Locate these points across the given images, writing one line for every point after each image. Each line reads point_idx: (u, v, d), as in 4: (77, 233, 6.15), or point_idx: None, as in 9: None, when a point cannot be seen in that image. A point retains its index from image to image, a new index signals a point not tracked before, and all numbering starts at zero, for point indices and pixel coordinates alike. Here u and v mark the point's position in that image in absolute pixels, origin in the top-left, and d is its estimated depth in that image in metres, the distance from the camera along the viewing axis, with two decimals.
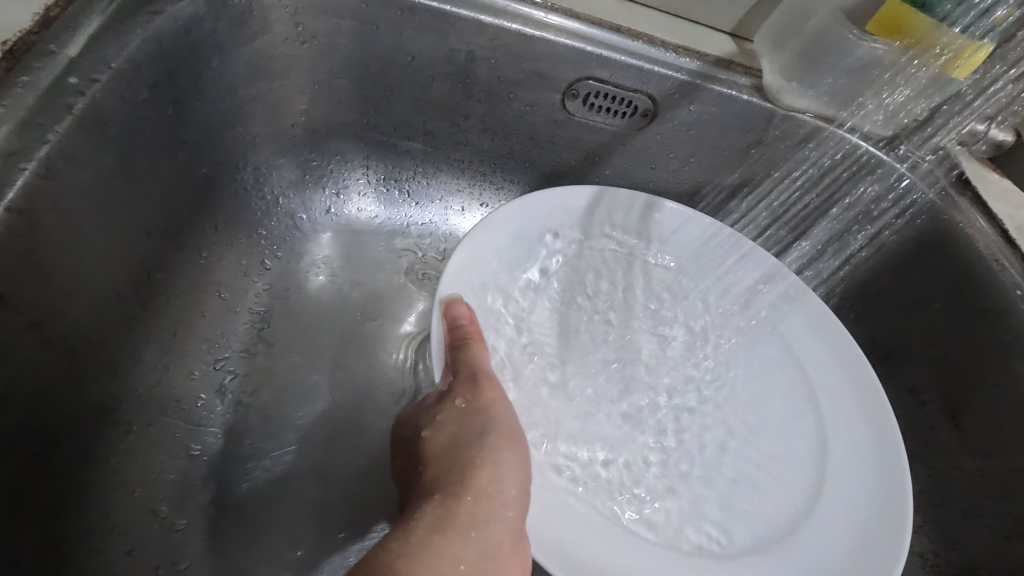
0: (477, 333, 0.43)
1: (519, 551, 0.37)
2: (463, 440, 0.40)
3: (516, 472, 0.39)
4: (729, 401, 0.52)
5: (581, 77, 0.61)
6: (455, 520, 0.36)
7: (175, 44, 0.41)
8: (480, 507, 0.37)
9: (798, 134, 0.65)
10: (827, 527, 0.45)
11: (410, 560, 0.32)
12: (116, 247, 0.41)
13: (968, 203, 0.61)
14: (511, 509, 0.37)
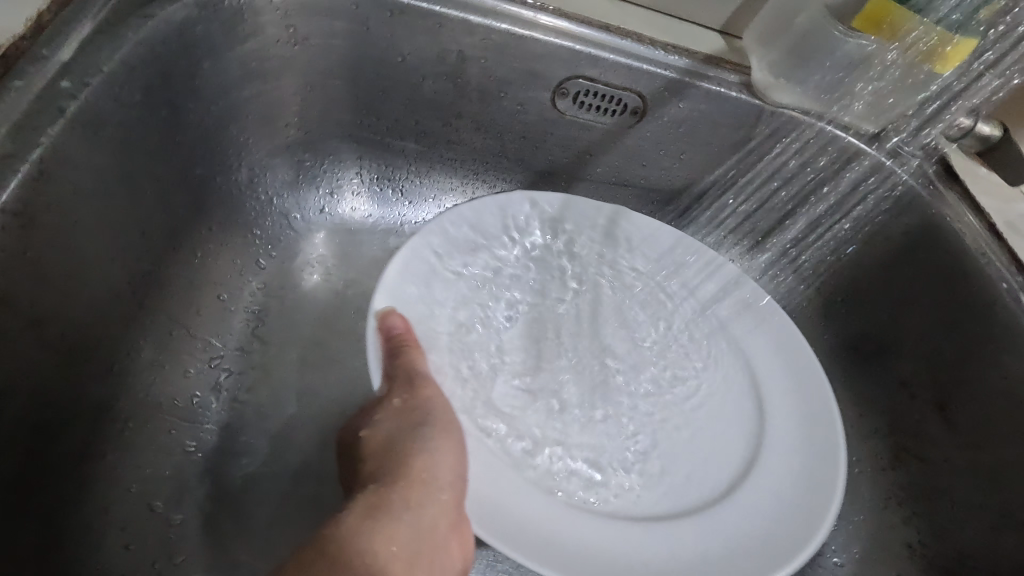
0: (412, 342, 0.43)
1: (458, 530, 0.37)
2: (399, 434, 0.40)
3: (452, 459, 0.39)
4: (679, 386, 0.54)
5: (571, 75, 0.61)
6: (387, 506, 0.36)
7: (167, 47, 0.42)
8: (418, 493, 0.37)
9: (786, 130, 0.66)
10: (760, 495, 0.46)
11: (338, 546, 0.32)
12: (112, 248, 0.42)
13: (954, 198, 0.62)
14: (446, 493, 0.37)
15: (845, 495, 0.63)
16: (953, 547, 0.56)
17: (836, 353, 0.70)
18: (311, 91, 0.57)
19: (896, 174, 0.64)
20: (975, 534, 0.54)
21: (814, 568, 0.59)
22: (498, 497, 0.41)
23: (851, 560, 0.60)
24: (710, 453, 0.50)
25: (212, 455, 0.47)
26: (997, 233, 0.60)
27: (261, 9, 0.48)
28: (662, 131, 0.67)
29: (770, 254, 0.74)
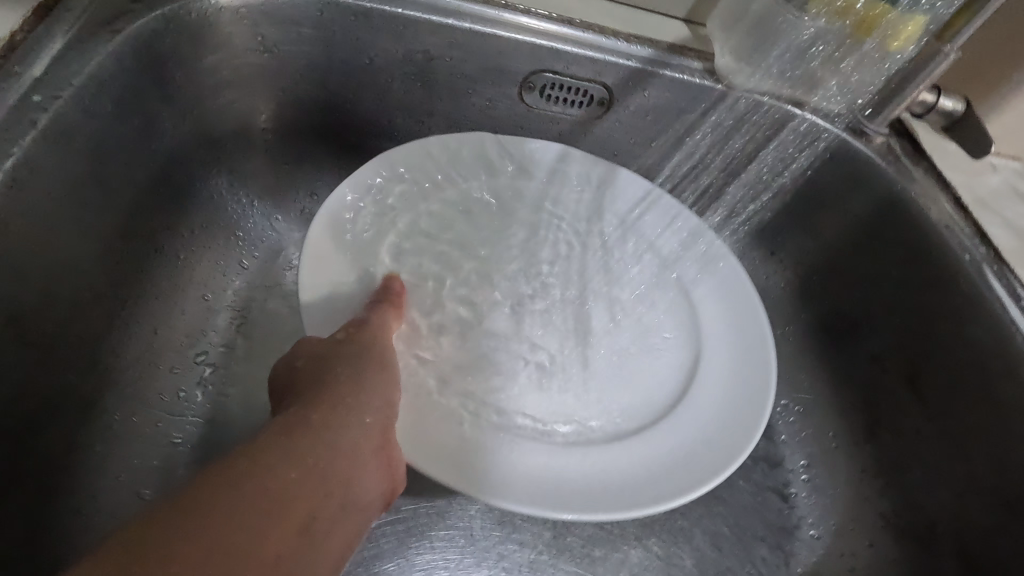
0: (374, 294, 0.48)
1: (382, 452, 0.38)
2: (336, 361, 0.41)
3: (383, 388, 0.41)
4: (626, 325, 0.56)
5: (536, 70, 0.63)
6: (306, 424, 0.36)
7: (136, 59, 0.45)
8: (343, 415, 0.38)
9: (753, 114, 0.67)
10: (696, 413, 0.49)
11: (251, 458, 0.32)
12: (92, 251, 0.44)
13: (922, 172, 0.64)
14: (370, 418, 0.39)
15: (821, 469, 0.64)
16: (922, 514, 0.57)
17: (812, 331, 0.70)
18: (284, 95, 0.59)
19: (867, 154, 0.65)
20: (943, 501, 0.55)
21: (790, 540, 0.60)
22: (433, 426, 0.44)
23: (826, 532, 0.61)
24: (648, 385, 0.52)
25: (197, 446, 0.49)
26: (963, 208, 0.62)
27: (228, 20, 0.51)
28: (630, 120, 0.68)
29: (747, 237, 0.75)
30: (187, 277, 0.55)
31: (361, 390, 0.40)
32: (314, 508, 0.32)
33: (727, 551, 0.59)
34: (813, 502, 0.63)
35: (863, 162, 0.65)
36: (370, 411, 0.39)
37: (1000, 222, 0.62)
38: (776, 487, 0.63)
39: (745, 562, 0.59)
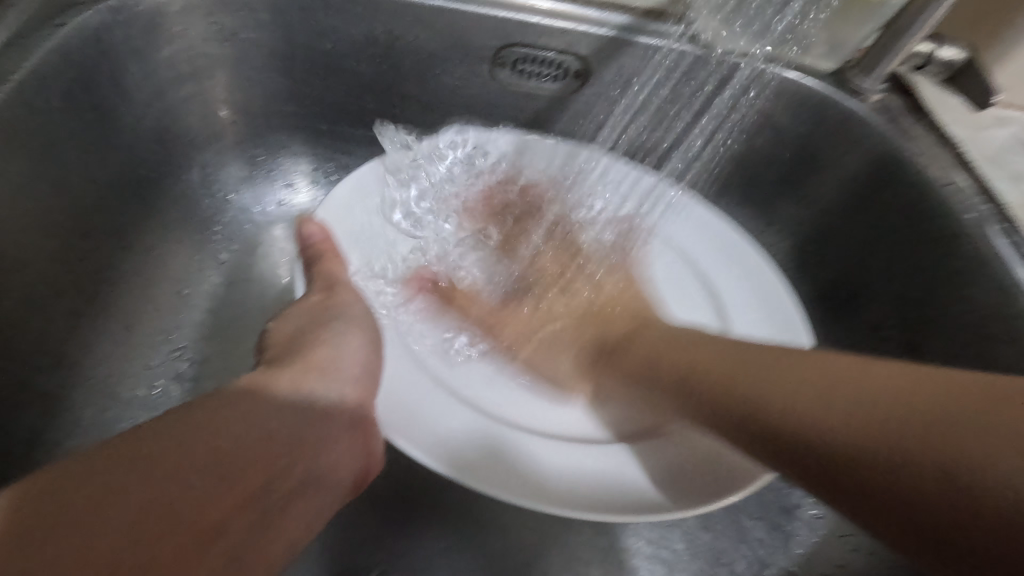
0: (331, 248, 0.51)
1: (358, 429, 0.42)
2: (311, 326, 0.45)
3: (363, 355, 0.45)
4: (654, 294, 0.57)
5: (505, 43, 0.60)
6: (273, 379, 0.39)
7: (83, 53, 0.45)
8: (317, 382, 0.41)
9: (739, 81, 0.63)
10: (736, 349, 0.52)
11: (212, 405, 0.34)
12: (47, 248, 0.44)
13: (922, 130, 0.60)
14: (348, 386, 0.42)
15: None
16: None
17: (812, 303, 0.68)
18: (251, 87, 0.58)
19: (860, 113, 0.61)
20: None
21: (788, 519, 0.58)
22: (429, 423, 0.45)
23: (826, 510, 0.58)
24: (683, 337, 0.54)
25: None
26: (966, 162, 0.58)
27: (180, 10, 0.50)
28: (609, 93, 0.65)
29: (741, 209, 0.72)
30: (161, 273, 0.55)
31: (338, 358, 0.43)
32: (278, 470, 0.35)
33: (720, 531, 0.57)
34: None
35: (857, 121, 0.61)
36: (345, 379, 0.42)
37: (1005, 176, 0.59)
38: None
39: (739, 542, 0.57)
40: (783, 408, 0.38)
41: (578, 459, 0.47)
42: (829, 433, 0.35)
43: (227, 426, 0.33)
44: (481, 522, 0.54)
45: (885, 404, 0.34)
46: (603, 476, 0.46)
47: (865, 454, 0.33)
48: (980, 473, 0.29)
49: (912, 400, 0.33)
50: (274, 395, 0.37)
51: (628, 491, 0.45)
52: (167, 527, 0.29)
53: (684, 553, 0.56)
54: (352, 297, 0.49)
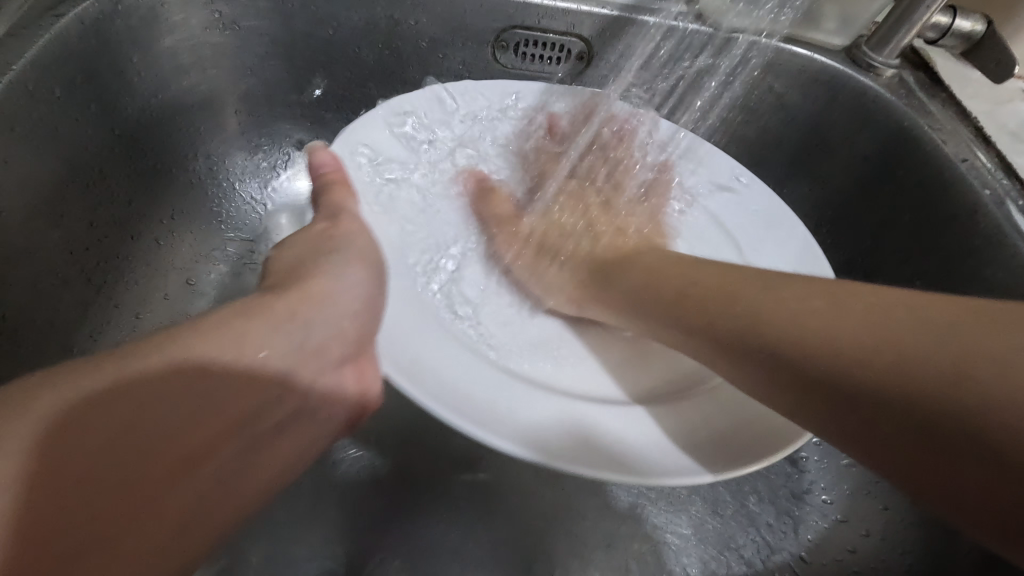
0: (341, 179, 0.45)
1: (352, 364, 0.40)
2: (309, 256, 0.40)
3: (366, 291, 0.40)
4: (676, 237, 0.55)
5: (507, 26, 0.60)
6: (269, 307, 0.36)
7: (85, 42, 0.45)
8: (312, 313, 0.37)
9: (748, 59, 0.61)
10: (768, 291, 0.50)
11: (201, 333, 0.32)
12: (52, 237, 0.45)
13: (939, 105, 0.58)
14: (347, 319, 0.39)
15: None
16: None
17: None
18: (253, 76, 0.58)
19: (874, 90, 0.59)
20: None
21: (799, 506, 0.57)
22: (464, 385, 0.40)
23: (838, 496, 0.57)
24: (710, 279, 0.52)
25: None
26: (985, 137, 0.56)
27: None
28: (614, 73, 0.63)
29: None
30: (167, 262, 0.56)
31: (336, 292, 0.39)
32: (257, 410, 0.34)
33: (729, 517, 0.56)
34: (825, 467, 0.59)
35: (871, 97, 0.59)
36: (340, 315, 0.39)
37: None
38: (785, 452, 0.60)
39: (749, 528, 0.56)
40: (816, 340, 0.34)
41: (622, 416, 0.42)
42: (862, 368, 0.31)
43: (204, 357, 0.31)
44: (487, 508, 0.54)
45: (931, 342, 0.30)
46: (645, 433, 0.41)
47: (905, 406, 0.29)
48: (1000, 417, 0.27)
49: (960, 345, 0.29)
50: (262, 323, 0.35)
51: (672, 448, 0.41)
52: (118, 461, 0.28)
53: (692, 539, 0.55)
54: (358, 226, 0.43)
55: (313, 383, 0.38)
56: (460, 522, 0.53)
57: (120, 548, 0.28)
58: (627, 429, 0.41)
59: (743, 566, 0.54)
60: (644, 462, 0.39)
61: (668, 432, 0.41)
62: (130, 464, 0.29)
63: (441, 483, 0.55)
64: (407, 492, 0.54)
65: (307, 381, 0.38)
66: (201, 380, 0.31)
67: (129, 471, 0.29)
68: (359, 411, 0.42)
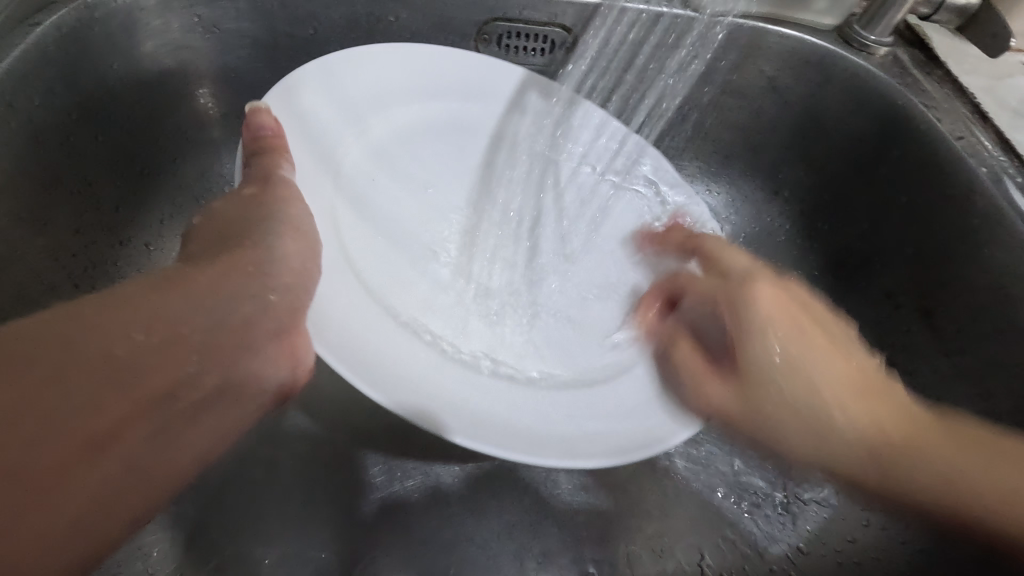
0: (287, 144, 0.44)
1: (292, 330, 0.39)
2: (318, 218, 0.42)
3: (293, 259, 0.40)
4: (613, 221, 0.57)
5: (488, 18, 0.59)
6: (185, 277, 0.35)
7: (63, 50, 0.46)
8: (250, 275, 0.38)
9: (736, 43, 0.60)
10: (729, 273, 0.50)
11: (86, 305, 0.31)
12: (37, 244, 0.46)
13: (935, 83, 0.57)
14: (283, 279, 0.39)
15: None
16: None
17: (822, 273, 0.64)
18: (236, 78, 0.58)
19: (867, 69, 0.58)
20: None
21: (797, 495, 0.56)
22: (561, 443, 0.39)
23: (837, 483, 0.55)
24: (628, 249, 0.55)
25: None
26: (983, 114, 0.55)
27: (158, 3, 0.50)
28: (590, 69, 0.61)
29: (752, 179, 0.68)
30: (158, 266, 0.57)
31: (264, 259, 0.39)
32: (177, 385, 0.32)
33: (725, 508, 0.55)
34: None
35: (865, 77, 0.58)
36: (279, 274, 0.39)
37: None
38: None
39: (744, 517, 0.55)
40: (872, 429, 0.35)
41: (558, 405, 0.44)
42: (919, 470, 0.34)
43: (77, 335, 0.29)
44: (479, 503, 0.53)
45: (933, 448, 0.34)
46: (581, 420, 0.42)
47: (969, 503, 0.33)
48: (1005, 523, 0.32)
49: (986, 476, 0.33)
50: (171, 289, 0.33)
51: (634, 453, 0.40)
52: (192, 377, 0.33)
53: (687, 531, 0.54)
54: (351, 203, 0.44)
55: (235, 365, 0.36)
56: (453, 518, 0.52)
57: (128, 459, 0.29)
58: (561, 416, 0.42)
59: (739, 557, 0.53)
60: (573, 446, 0.40)
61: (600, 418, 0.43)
62: (91, 406, 0.28)
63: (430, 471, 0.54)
64: (400, 487, 0.53)
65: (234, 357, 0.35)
66: (238, 314, 0.36)
67: (194, 387, 0.33)
68: (293, 384, 0.40)
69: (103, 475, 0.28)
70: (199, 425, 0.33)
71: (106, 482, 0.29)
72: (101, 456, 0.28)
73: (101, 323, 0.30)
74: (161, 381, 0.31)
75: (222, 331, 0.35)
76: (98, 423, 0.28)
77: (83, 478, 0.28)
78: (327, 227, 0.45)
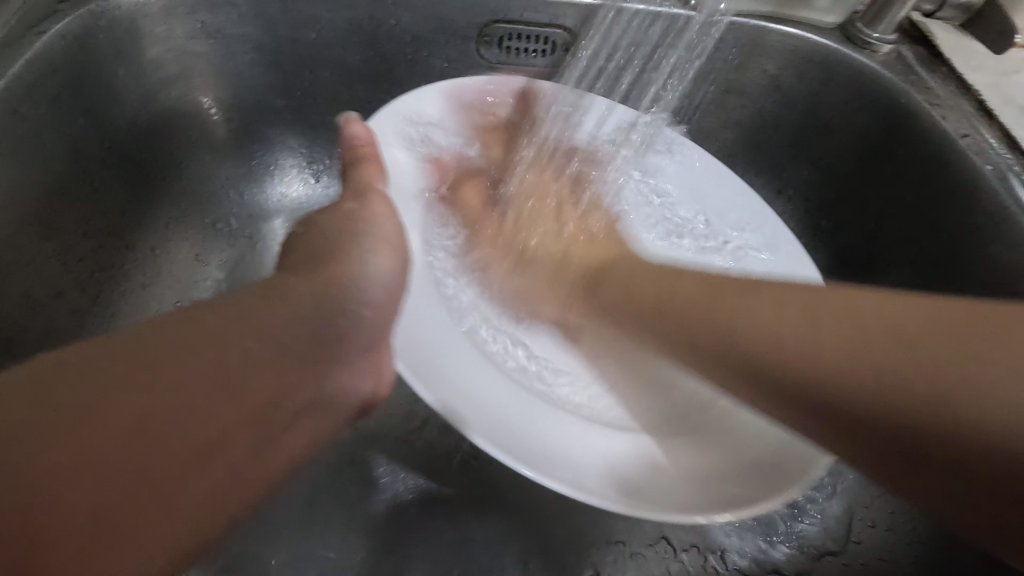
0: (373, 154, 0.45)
1: (369, 356, 0.38)
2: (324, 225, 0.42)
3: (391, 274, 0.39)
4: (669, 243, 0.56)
5: (489, 20, 0.59)
6: (281, 289, 0.33)
7: (69, 57, 0.47)
8: (341, 289, 0.36)
9: (737, 43, 0.59)
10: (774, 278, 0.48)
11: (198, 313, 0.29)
12: (45, 249, 0.47)
13: (940, 80, 0.56)
14: (372, 302, 0.37)
15: None
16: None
17: (826, 272, 0.64)
18: (240, 82, 0.58)
19: (871, 67, 0.57)
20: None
21: (803, 496, 0.55)
22: (556, 459, 0.39)
23: (843, 484, 0.55)
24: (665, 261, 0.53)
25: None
26: (988, 111, 0.54)
27: (162, 9, 0.51)
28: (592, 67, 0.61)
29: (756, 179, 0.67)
30: (165, 271, 0.57)
31: (362, 273, 0.37)
32: (267, 409, 0.31)
33: None
34: None
35: (868, 76, 0.57)
36: (371, 294, 0.37)
37: None
38: None
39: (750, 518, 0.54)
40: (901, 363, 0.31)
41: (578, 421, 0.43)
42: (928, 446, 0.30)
43: (182, 346, 0.28)
44: (485, 505, 0.54)
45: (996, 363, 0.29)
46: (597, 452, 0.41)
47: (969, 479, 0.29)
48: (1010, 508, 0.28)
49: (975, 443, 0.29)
50: (270, 305, 0.32)
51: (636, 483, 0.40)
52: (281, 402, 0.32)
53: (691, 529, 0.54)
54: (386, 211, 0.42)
55: (318, 387, 0.35)
56: (460, 520, 0.53)
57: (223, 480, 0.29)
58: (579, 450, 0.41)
59: (745, 559, 0.53)
60: (573, 464, 0.39)
61: (619, 453, 0.42)
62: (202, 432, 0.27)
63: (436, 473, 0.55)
64: (406, 488, 0.53)
65: (317, 378, 0.34)
66: (329, 335, 0.35)
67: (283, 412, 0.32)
68: (370, 401, 0.40)
69: (203, 491, 0.28)
70: (278, 447, 0.32)
71: (197, 502, 0.28)
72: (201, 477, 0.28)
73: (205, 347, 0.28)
74: (257, 406, 0.30)
75: (308, 352, 0.33)
76: (207, 446, 0.28)
77: (173, 504, 0.27)
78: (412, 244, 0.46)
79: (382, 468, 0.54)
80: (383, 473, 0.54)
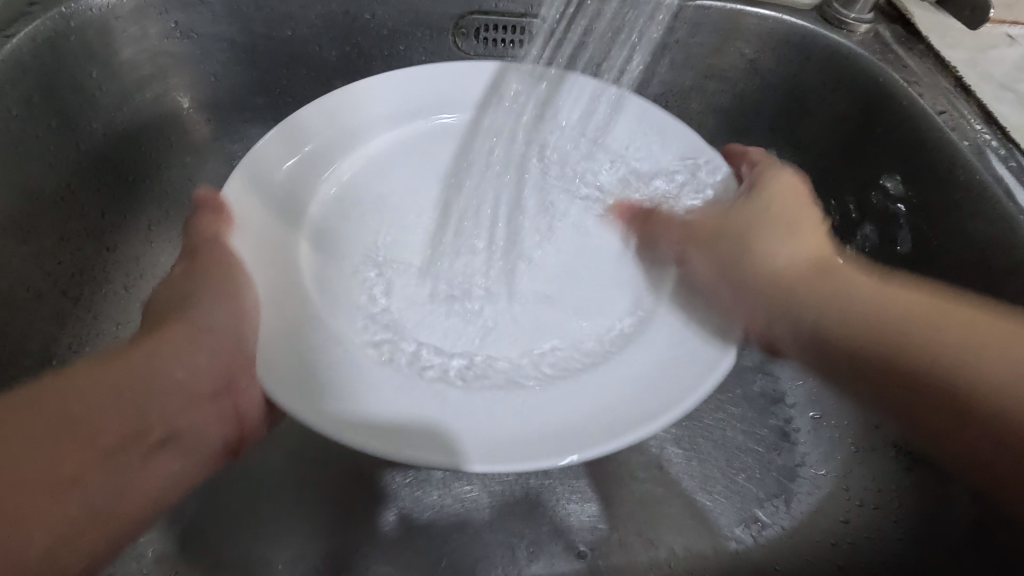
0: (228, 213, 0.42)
1: (222, 401, 0.40)
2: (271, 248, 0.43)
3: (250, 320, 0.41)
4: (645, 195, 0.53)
5: (465, 11, 0.58)
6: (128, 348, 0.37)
7: (40, 61, 0.47)
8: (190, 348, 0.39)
9: (716, 26, 0.59)
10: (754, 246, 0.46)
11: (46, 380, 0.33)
12: (22, 252, 0.47)
13: (917, 58, 0.56)
14: (233, 347, 0.40)
15: (824, 398, 0.58)
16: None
17: None
18: (217, 81, 0.58)
19: (848, 47, 0.57)
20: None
21: (794, 481, 0.55)
22: (489, 433, 0.36)
23: (833, 465, 0.55)
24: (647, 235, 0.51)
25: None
26: (965, 87, 0.54)
27: (134, 10, 0.51)
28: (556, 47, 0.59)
29: None
30: (146, 272, 0.57)
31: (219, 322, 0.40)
32: (121, 445, 0.34)
33: (718, 494, 0.55)
34: (819, 438, 0.57)
35: (845, 56, 0.57)
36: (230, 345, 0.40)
37: (1013, 97, 0.54)
38: (775, 425, 0.58)
39: (750, 510, 0.54)
40: (875, 321, 0.38)
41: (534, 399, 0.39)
42: (919, 362, 0.36)
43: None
44: (486, 506, 0.53)
45: (987, 353, 0.34)
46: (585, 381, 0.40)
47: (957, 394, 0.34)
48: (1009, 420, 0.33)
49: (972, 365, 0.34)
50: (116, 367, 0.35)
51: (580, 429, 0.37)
52: (161, 435, 0.36)
53: (686, 520, 0.54)
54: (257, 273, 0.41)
55: (187, 425, 0.38)
56: (461, 515, 0.52)
57: (104, 483, 0.33)
58: (503, 413, 0.38)
59: (733, 542, 0.53)
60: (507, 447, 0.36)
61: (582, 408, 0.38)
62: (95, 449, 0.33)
63: (439, 473, 0.54)
64: (411, 498, 0.53)
65: (181, 417, 0.37)
66: (187, 383, 0.38)
67: (166, 446, 0.36)
68: (236, 441, 0.41)
69: (102, 493, 0.33)
70: (155, 467, 0.35)
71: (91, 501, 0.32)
72: (91, 486, 0.33)
73: (75, 389, 0.34)
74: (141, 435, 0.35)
75: (176, 396, 0.37)
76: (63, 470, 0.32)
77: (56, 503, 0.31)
78: (315, 265, 0.45)
79: (394, 480, 0.53)
80: (393, 485, 0.53)
